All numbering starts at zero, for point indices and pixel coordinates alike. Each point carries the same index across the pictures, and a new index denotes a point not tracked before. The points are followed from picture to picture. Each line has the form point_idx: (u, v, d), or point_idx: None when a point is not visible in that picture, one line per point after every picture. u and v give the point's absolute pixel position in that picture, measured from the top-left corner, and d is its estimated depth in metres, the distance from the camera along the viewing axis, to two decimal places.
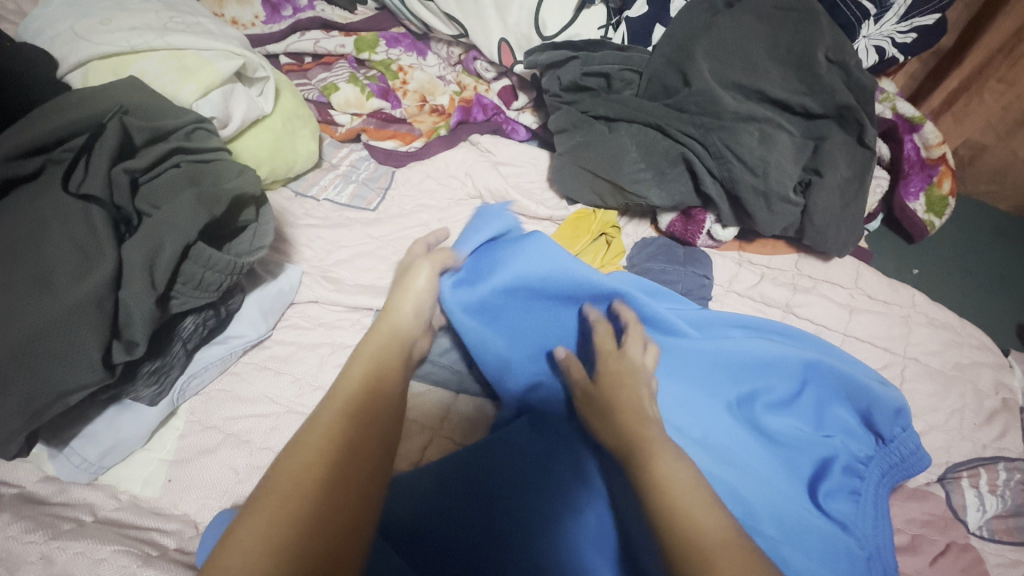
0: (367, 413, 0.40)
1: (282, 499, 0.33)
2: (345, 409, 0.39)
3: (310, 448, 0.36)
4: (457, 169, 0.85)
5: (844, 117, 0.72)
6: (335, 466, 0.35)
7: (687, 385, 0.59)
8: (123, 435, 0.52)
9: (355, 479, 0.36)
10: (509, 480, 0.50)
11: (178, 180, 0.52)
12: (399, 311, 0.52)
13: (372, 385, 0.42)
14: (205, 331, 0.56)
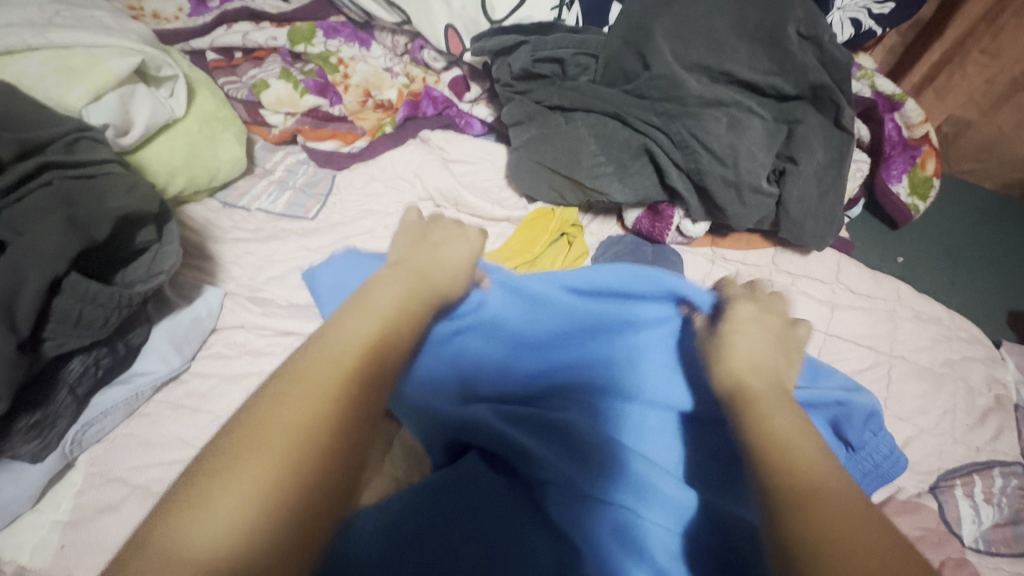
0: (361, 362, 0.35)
1: (272, 447, 0.29)
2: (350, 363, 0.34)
3: (315, 386, 0.32)
4: (405, 169, 0.78)
5: (819, 97, 0.66)
6: (341, 409, 0.32)
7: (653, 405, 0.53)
8: (4, 498, 0.45)
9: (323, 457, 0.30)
10: (456, 533, 0.41)
11: (50, 201, 0.43)
12: (436, 257, 0.50)
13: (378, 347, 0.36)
14: (99, 373, 0.49)
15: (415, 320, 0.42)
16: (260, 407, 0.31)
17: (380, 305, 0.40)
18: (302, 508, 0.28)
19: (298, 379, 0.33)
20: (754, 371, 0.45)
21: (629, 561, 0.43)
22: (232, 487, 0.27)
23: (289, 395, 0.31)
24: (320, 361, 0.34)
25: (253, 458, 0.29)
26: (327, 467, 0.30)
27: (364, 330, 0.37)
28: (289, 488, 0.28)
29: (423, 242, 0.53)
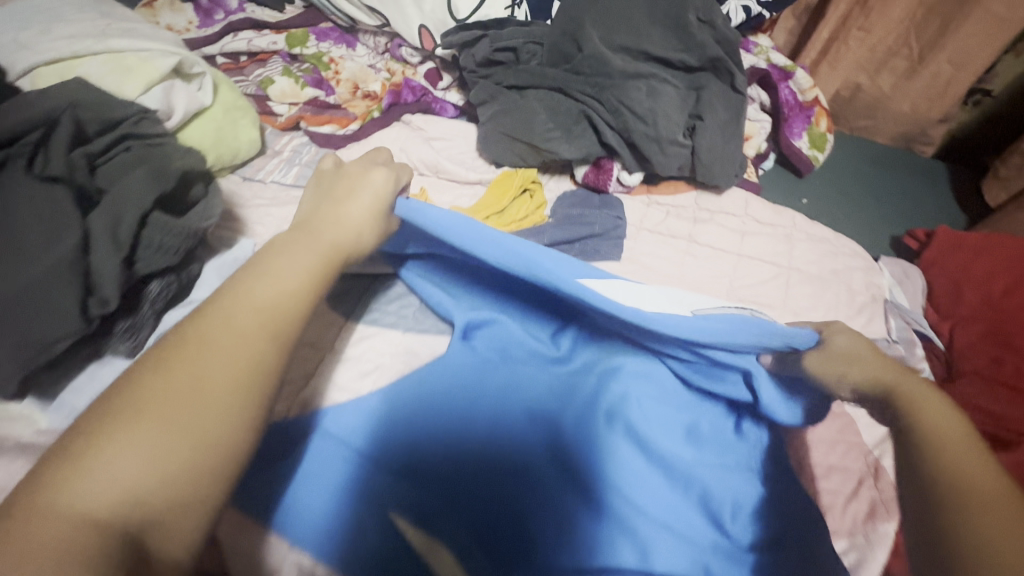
0: (268, 326, 0.45)
1: (165, 411, 0.38)
2: (261, 333, 0.44)
3: (222, 350, 0.42)
4: (392, 146, 0.93)
5: (718, 68, 0.84)
6: (232, 377, 0.41)
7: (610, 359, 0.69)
8: (106, 386, 0.59)
9: (196, 419, 0.39)
10: (440, 450, 0.60)
11: (129, 160, 0.59)
12: (342, 213, 0.57)
13: (274, 313, 0.45)
14: (170, 295, 0.63)
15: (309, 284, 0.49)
16: (167, 364, 0.41)
17: (285, 274, 0.48)
18: (187, 465, 0.37)
19: (196, 346, 0.42)
20: (885, 370, 0.55)
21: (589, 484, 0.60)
22: (128, 434, 0.37)
23: (186, 356, 0.41)
24: (223, 330, 0.43)
25: (132, 427, 0.37)
26: (219, 431, 0.39)
27: (268, 296, 0.46)
28: (180, 451, 0.38)
29: (328, 193, 0.59)
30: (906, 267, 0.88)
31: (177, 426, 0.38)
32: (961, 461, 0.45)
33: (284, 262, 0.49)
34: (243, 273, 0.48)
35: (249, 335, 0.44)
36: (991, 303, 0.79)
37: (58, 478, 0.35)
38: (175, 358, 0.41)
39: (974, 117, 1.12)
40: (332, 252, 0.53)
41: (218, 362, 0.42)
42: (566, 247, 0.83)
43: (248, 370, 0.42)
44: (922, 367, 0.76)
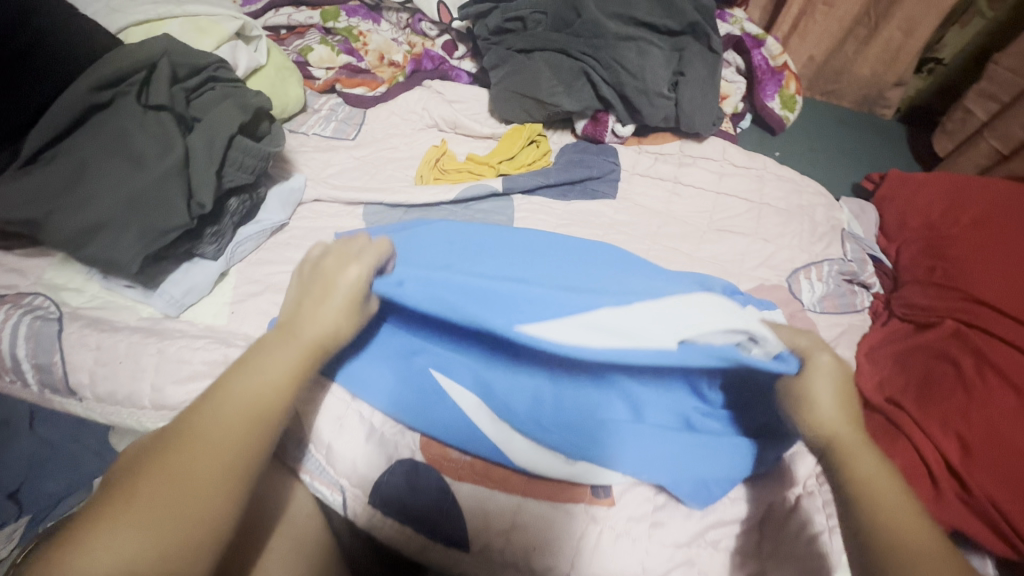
0: (254, 417, 0.47)
1: (144, 512, 0.41)
2: (246, 423, 0.47)
3: (214, 436, 0.45)
4: (415, 106, 1.07)
5: (696, 32, 1.00)
6: (218, 464, 0.44)
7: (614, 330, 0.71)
8: (197, 280, 0.73)
9: (186, 501, 0.42)
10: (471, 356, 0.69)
11: (217, 97, 0.73)
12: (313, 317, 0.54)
13: (256, 406, 0.48)
14: (244, 211, 0.77)
15: (295, 377, 0.51)
16: (148, 465, 0.43)
17: (272, 366, 0.51)
18: (175, 545, 0.40)
19: (193, 435, 0.45)
20: (847, 420, 0.52)
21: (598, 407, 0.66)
22: (115, 533, 0.39)
23: (174, 454, 0.44)
24: (207, 429, 0.46)
25: (129, 512, 0.41)
26: (202, 513, 0.42)
27: (257, 388, 0.49)
28: (167, 534, 0.41)
29: (307, 294, 0.56)
30: (863, 205, 1.03)
31: (170, 511, 0.41)
32: (894, 517, 0.47)
33: (271, 357, 0.51)
34: (247, 354, 0.52)
35: (234, 425, 0.46)
36: (931, 226, 0.91)
37: (67, 553, 0.39)
38: (164, 458, 0.44)
39: (931, 84, 1.26)
40: (314, 348, 0.53)
41: (206, 449, 0.45)
42: (568, 188, 0.97)
43: (235, 451, 0.45)
44: (873, 282, 0.90)
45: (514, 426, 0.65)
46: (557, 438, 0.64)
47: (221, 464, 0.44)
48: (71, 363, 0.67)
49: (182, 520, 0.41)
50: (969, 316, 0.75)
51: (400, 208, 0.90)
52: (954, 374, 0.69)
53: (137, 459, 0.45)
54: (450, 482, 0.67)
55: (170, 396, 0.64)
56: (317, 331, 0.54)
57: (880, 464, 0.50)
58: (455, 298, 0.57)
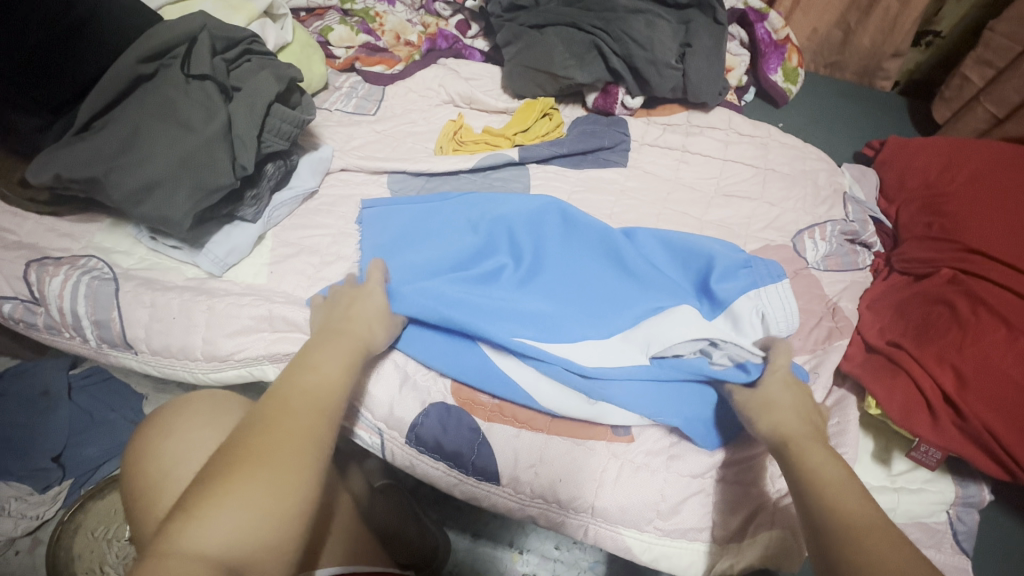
0: (319, 403, 0.56)
1: (248, 485, 0.47)
2: (315, 407, 0.55)
3: (289, 423, 0.52)
4: (432, 83, 1.11)
5: (702, 5, 1.05)
6: (300, 443, 0.52)
7: (608, 298, 0.77)
8: (238, 241, 0.77)
9: (281, 474, 0.49)
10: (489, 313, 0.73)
11: (253, 68, 0.77)
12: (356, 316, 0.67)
13: (320, 394, 0.57)
14: (280, 177, 0.81)
15: (351, 369, 0.62)
16: (233, 451, 0.49)
17: (328, 363, 0.60)
18: (277, 512, 0.47)
19: (270, 423, 0.52)
20: (795, 422, 0.60)
21: (608, 360, 0.71)
22: (224, 508, 0.45)
23: (258, 439, 0.50)
24: (283, 419, 0.53)
25: (233, 487, 0.47)
26: (296, 484, 0.49)
27: (318, 379, 0.58)
28: (270, 504, 0.47)
29: (342, 305, 0.69)
30: (863, 169, 1.07)
31: (269, 485, 0.48)
32: (841, 500, 0.51)
33: (324, 356, 0.61)
34: (306, 354, 0.61)
35: (304, 413, 0.54)
36: (929, 185, 0.96)
37: (182, 527, 0.44)
38: (250, 443, 0.50)
39: (929, 56, 1.30)
40: (362, 348, 0.65)
41: (285, 431, 0.52)
42: (580, 157, 1.02)
43: (310, 433, 0.53)
44: (874, 241, 0.94)
45: (540, 372, 0.70)
46: (574, 377, 0.69)
47: (300, 444, 0.52)
48: (127, 319, 0.72)
49: (278, 492, 0.48)
50: (964, 264, 0.79)
51: (422, 177, 0.95)
52: (950, 316, 0.74)
53: (217, 452, 0.50)
54: (482, 423, 0.71)
55: (223, 347, 0.70)
56: (363, 332, 0.66)
57: (827, 455, 0.56)
58: (461, 312, 0.71)
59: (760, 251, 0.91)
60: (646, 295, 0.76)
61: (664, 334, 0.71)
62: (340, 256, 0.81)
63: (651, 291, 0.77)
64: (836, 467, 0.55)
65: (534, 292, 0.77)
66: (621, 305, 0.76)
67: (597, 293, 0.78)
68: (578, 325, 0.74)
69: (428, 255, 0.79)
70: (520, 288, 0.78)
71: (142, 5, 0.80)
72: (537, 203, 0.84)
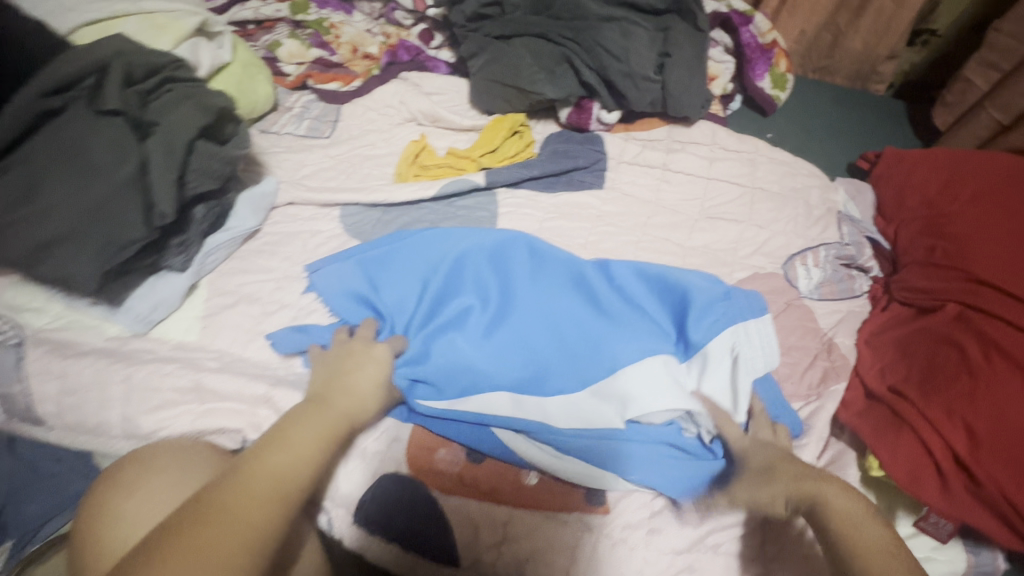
0: (278, 491, 0.48)
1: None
2: (271, 497, 0.47)
3: (235, 517, 0.44)
4: (392, 100, 1.02)
5: (682, 10, 0.97)
6: (244, 541, 0.43)
7: (584, 341, 0.69)
8: (164, 295, 0.69)
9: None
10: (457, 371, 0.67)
11: (175, 98, 0.68)
12: (349, 379, 0.61)
13: (282, 479, 0.48)
14: (212, 219, 0.74)
15: (326, 449, 0.53)
16: (167, 544, 0.41)
17: (301, 436, 0.52)
18: None
19: (213, 510, 0.44)
20: (780, 455, 0.61)
21: (588, 420, 0.65)
22: None
23: (199, 532, 0.42)
24: (231, 508, 0.44)
25: None
26: None
27: (290, 459, 0.50)
28: None
29: (336, 369, 0.62)
30: (857, 185, 1.00)
31: None
32: (865, 534, 0.52)
33: (302, 432, 0.53)
34: (285, 422, 0.54)
35: (258, 501, 0.46)
36: (930, 203, 0.88)
37: None
38: (184, 536, 0.42)
39: (926, 56, 1.22)
40: (342, 424, 0.56)
41: (230, 526, 0.43)
42: (555, 179, 0.93)
43: (257, 532, 0.44)
44: (871, 266, 0.87)
45: (516, 432, 0.65)
46: (542, 438, 0.65)
47: (241, 540, 0.43)
48: (36, 394, 0.64)
49: None
50: (971, 298, 0.72)
51: (379, 208, 0.86)
52: (958, 360, 0.66)
53: (153, 534, 0.42)
54: (438, 495, 0.64)
55: (143, 424, 0.61)
56: (353, 397, 0.59)
57: (836, 488, 0.57)
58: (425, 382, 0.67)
59: (748, 282, 0.84)
60: (622, 338, 0.68)
61: (638, 393, 0.63)
62: (282, 304, 0.73)
63: (629, 334, 0.68)
64: (848, 498, 0.56)
65: (502, 340, 0.69)
66: (598, 351, 0.67)
67: (573, 336, 0.69)
68: (547, 376, 0.67)
69: (387, 299, 0.71)
70: (488, 335, 0.70)
71: (47, 30, 0.71)
72: (502, 235, 0.77)
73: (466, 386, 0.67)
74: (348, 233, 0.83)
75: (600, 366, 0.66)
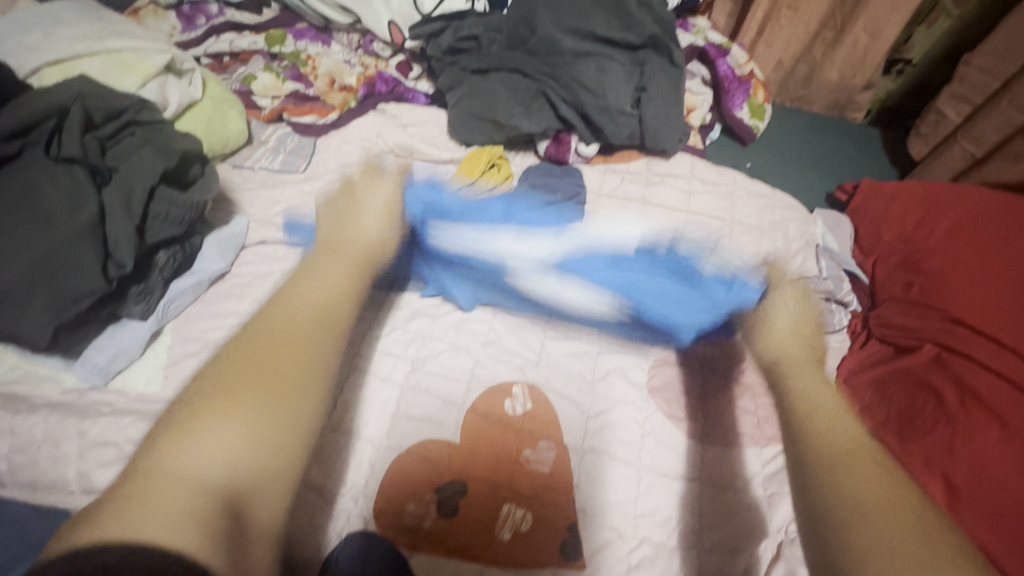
0: (312, 332, 0.60)
1: (238, 405, 0.51)
2: (314, 324, 0.61)
3: (289, 350, 0.58)
4: (369, 132, 1.00)
5: (656, 45, 0.99)
6: (298, 372, 0.56)
7: (597, 252, 0.83)
8: (123, 345, 0.67)
9: (279, 399, 0.54)
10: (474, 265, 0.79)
11: (136, 143, 0.68)
12: (359, 226, 0.77)
13: (319, 317, 0.62)
14: (176, 263, 0.72)
15: (341, 294, 0.67)
16: (236, 361, 0.56)
17: (324, 277, 0.68)
18: (277, 437, 0.52)
19: (262, 338, 0.59)
20: (837, 422, 0.64)
21: (583, 282, 0.78)
22: (221, 428, 0.49)
23: (257, 352, 0.57)
24: (284, 339, 0.58)
25: (225, 409, 0.51)
26: (286, 424, 0.53)
27: (314, 301, 0.64)
28: (268, 428, 0.51)
29: (345, 213, 0.79)
30: (837, 217, 0.99)
31: (264, 372, 0.55)
32: (860, 489, 0.56)
33: (315, 279, 0.68)
34: (305, 268, 0.70)
35: (303, 328, 0.60)
36: (907, 239, 0.88)
37: (167, 447, 0.48)
38: (245, 355, 0.57)
39: (901, 85, 1.23)
40: (349, 259, 0.72)
41: (284, 356, 0.57)
42: (533, 214, 0.90)
43: (301, 359, 0.57)
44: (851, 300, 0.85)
45: (543, 323, 0.79)
46: (545, 305, 0.79)
47: (286, 374, 0.55)
48: None
49: (283, 382, 0.55)
50: (949, 339, 0.72)
51: None
52: (936, 406, 0.66)
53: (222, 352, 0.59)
54: (407, 550, 0.60)
55: (99, 481, 0.59)
56: (366, 235, 0.76)
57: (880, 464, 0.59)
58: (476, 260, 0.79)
59: None
60: (627, 252, 0.84)
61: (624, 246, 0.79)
62: None
63: (637, 256, 0.83)
64: (867, 453, 0.60)
65: (553, 242, 0.83)
66: (609, 257, 0.82)
67: (585, 237, 0.85)
68: (583, 276, 0.79)
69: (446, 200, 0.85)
70: (513, 221, 0.85)
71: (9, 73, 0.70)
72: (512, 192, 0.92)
73: (492, 273, 0.79)
74: None
75: (606, 272, 0.79)
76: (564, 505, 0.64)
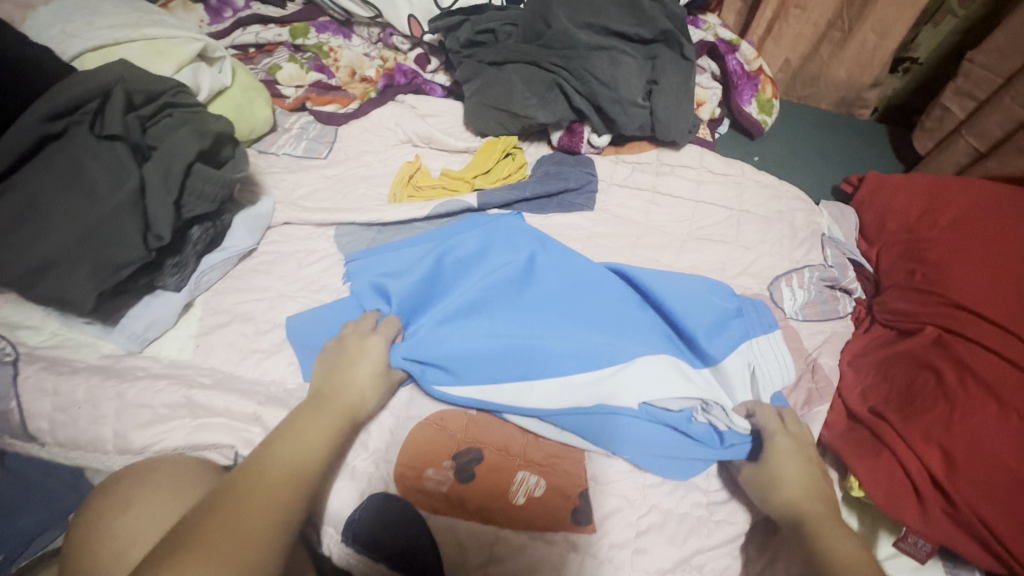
0: (298, 474, 0.52)
1: (203, 555, 0.42)
2: (291, 470, 0.51)
3: (264, 495, 0.48)
4: (388, 121, 1.04)
5: (668, 39, 1.02)
6: (287, 493, 0.49)
7: None
8: (158, 314, 0.71)
9: (259, 529, 0.45)
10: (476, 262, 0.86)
11: (174, 124, 0.71)
12: (350, 375, 0.63)
13: (298, 462, 0.52)
14: (209, 239, 0.76)
15: (331, 437, 0.57)
16: (186, 529, 0.44)
17: (311, 428, 0.56)
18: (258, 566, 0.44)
19: (239, 491, 0.48)
20: (810, 498, 0.60)
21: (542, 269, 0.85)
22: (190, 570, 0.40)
23: (230, 503, 0.46)
24: (264, 481, 0.49)
25: (195, 555, 0.41)
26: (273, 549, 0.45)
27: (296, 455, 0.53)
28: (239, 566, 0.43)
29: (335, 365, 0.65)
30: (843, 209, 1.02)
31: (233, 525, 0.44)
32: None
33: (307, 426, 0.56)
34: (288, 419, 0.57)
35: (283, 479, 0.50)
36: (910, 230, 0.91)
37: None
38: (215, 512, 0.45)
39: (907, 83, 1.26)
40: (348, 412, 0.60)
41: (264, 495, 0.48)
42: (545, 201, 0.95)
43: (286, 492, 0.49)
44: (855, 288, 0.88)
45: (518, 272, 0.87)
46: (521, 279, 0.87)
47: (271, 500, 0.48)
48: (29, 411, 0.65)
49: (257, 531, 0.45)
50: (949, 322, 0.74)
51: (373, 228, 0.87)
52: (935, 384, 0.68)
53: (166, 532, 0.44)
54: (425, 514, 0.63)
55: (134, 439, 0.62)
56: (356, 384, 0.63)
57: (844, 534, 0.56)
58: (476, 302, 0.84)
59: None
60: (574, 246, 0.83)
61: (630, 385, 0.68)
62: (276, 323, 0.74)
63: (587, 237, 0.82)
64: (858, 551, 0.54)
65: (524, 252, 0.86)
66: None
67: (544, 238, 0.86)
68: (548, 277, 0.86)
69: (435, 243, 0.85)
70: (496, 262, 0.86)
71: (58, 60, 0.74)
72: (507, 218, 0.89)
73: None
74: (341, 253, 0.83)
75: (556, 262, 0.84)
76: (575, 475, 0.66)
